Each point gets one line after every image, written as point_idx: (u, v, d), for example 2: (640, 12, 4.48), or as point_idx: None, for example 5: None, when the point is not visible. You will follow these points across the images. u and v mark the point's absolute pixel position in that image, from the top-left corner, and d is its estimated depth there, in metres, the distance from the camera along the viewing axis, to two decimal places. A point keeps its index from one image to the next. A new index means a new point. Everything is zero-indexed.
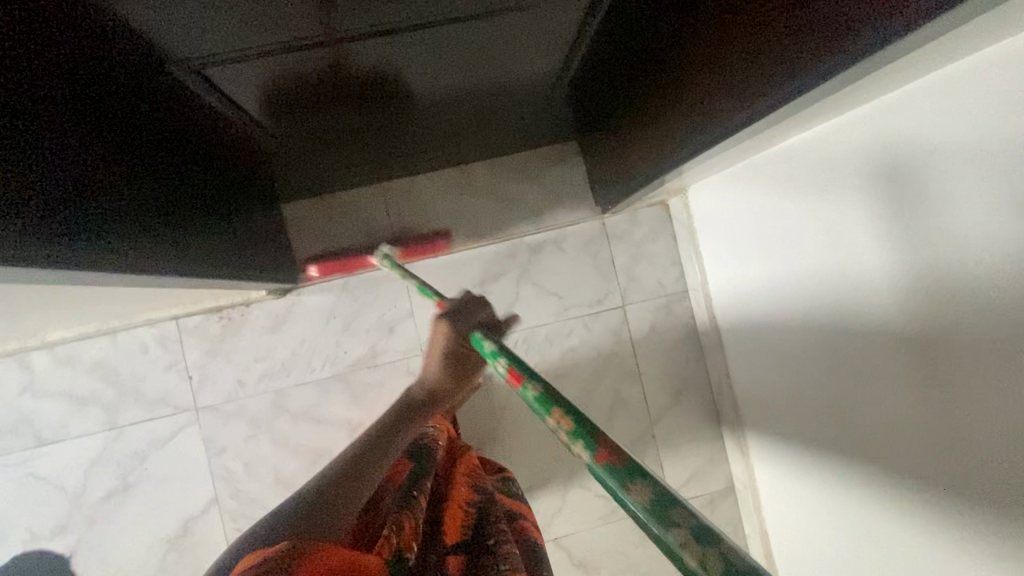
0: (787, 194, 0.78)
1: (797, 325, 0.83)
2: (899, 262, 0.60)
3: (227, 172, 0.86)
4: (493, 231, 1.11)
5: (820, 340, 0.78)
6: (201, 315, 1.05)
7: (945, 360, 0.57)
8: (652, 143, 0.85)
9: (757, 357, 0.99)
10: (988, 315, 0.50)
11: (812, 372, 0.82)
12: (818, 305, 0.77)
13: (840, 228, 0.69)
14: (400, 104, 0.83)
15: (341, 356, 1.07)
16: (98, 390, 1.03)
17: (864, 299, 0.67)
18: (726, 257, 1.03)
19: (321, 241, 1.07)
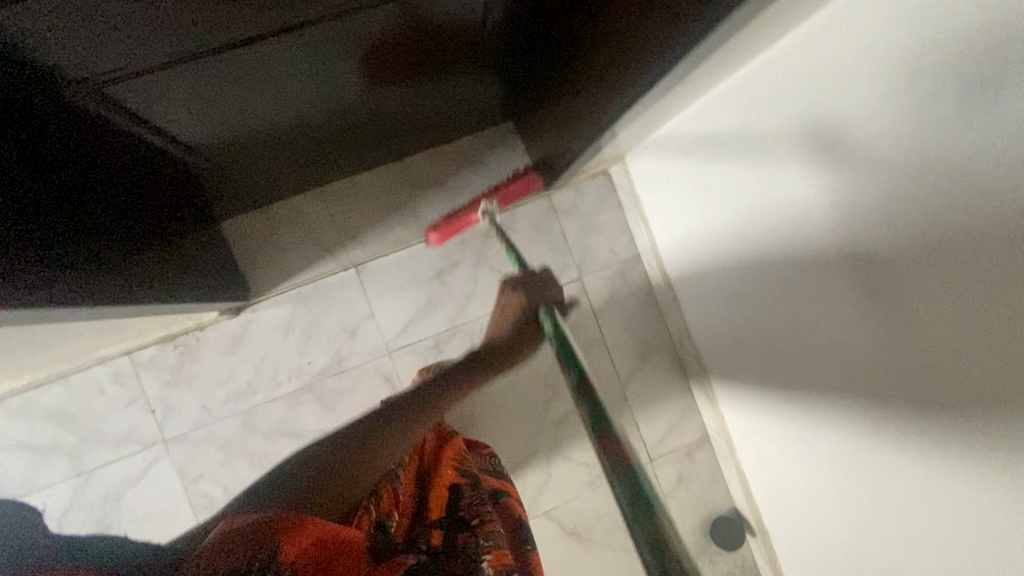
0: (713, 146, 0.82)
1: (744, 269, 0.87)
2: (818, 191, 0.64)
3: (156, 197, 0.84)
4: (443, 220, 1.11)
5: (767, 279, 0.81)
6: (156, 345, 1.02)
7: (871, 277, 0.60)
8: (580, 111, 0.87)
9: (713, 306, 1.02)
10: (903, 226, 0.54)
11: (761, 313, 0.86)
12: (761, 247, 0.80)
13: (766, 167, 0.72)
14: (325, 104, 0.82)
15: (308, 366, 1.06)
16: (58, 438, 1.00)
17: (798, 233, 0.70)
18: (670, 217, 1.07)
19: (268, 253, 1.05)
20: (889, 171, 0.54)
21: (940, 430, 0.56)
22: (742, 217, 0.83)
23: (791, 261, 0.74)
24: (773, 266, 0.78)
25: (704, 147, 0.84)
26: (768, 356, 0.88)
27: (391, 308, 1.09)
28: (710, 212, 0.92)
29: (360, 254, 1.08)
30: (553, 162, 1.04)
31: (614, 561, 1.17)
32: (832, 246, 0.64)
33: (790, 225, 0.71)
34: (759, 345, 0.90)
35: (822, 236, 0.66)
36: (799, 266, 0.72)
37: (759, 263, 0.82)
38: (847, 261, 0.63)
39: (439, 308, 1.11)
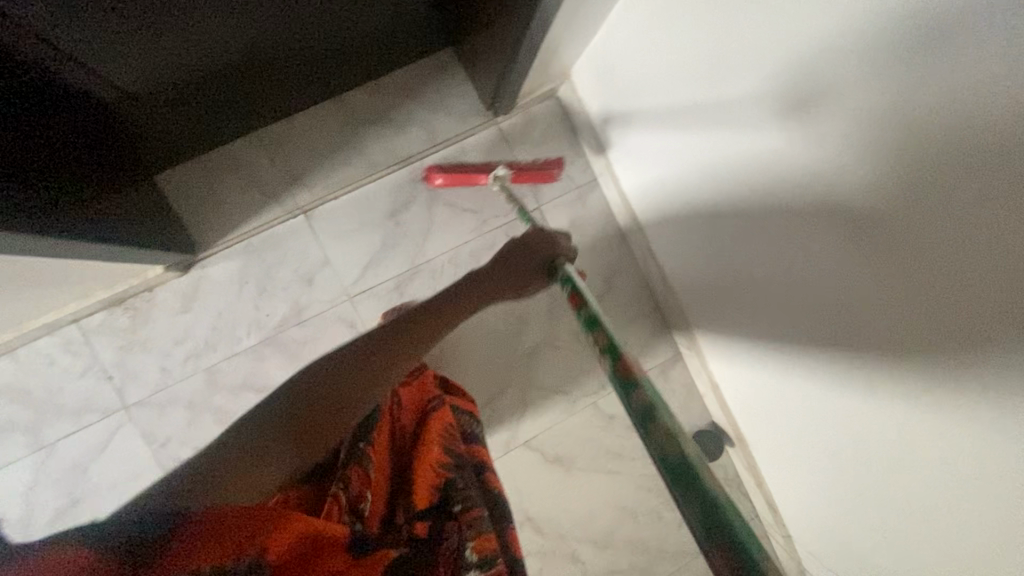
0: (652, 30, 0.81)
1: (695, 170, 0.85)
2: (752, 46, 0.63)
3: (86, 147, 0.80)
4: (391, 157, 1.08)
5: (717, 176, 0.80)
6: (104, 310, 0.99)
7: (809, 136, 0.60)
8: (511, 11, 0.83)
9: (666, 214, 1.02)
10: (845, 47, 0.52)
11: (710, 206, 0.85)
12: (708, 141, 0.79)
13: (703, 37, 0.71)
14: (251, 34, 0.79)
15: (267, 318, 1.04)
16: (13, 415, 0.96)
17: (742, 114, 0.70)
18: (617, 132, 1.05)
19: (210, 205, 1.01)
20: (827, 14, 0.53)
21: (894, 284, 0.56)
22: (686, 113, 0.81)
23: (739, 145, 0.73)
24: (722, 159, 0.77)
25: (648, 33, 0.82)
26: (723, 260, 0.88)
27: (346, 250, 1.07)
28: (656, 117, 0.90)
29: (306, 198, 1.04)
30: (495, 81, 1.00)
31: (597, 485, 1.19)
32: (776, 116, 0.64)
33: (734, 104, 0.70)
34: (714, 246, 0.89)
35: (762, 108, 0.65)
36: (748, 151, 0.71)
37: (708, 161, 0.81)
38: (788, 126, 0.63)
39: (396, 249, 1.09)
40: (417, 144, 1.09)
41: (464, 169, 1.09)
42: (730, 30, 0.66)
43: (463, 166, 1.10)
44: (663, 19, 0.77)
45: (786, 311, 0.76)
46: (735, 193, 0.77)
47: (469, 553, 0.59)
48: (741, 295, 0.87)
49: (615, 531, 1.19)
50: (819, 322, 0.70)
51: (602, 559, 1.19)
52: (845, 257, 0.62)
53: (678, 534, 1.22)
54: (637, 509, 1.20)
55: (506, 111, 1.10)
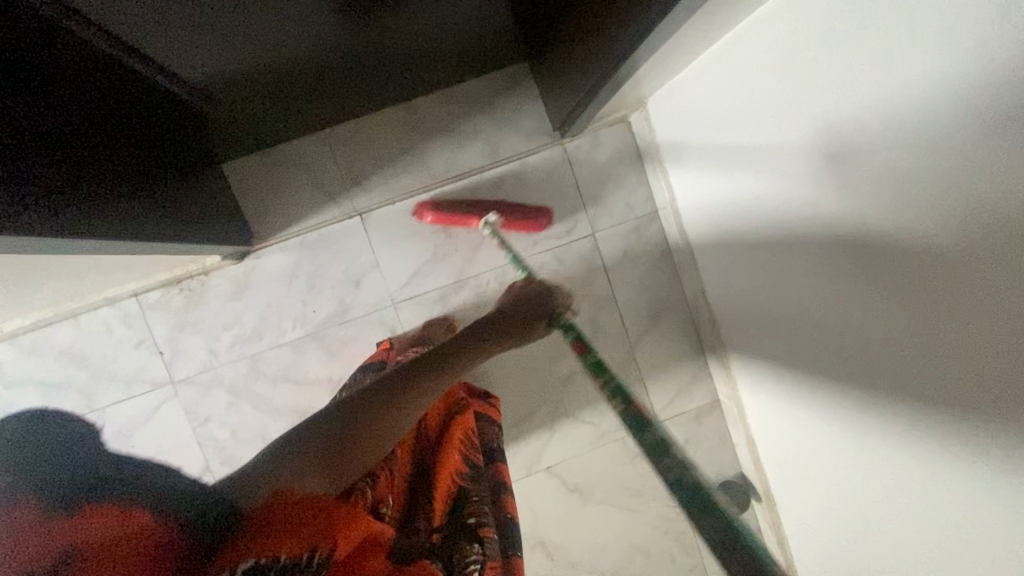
0: (733, 92, 0.76)
1: (762, 230, 0.82)
2: (831, 141, 0.59)
3: (167, 142, 0.84)
4: (451, 169, 1.06)
5: (779, 239, 0.78)
6: (162, 288, 1.02)
7: (887, 245, 0.56)
8: (599, 45, 0.79)
9: (724, 263, 0.98)
10: (940, 172, 0.47)
11: (772, 269, 0.82)
12: (780, 209, 0.75)
13: (783, 114, 0.66)
14: (322, 51, 0.79)
15: (312, 315, 1.06)
16: (70, 376, 1.01)
17: (812, 198, 0.66)
18: (687, 173, 1.00)
19: (270, 198, 1.02)
20: (909, 134, 0.49)
21: (951, 391, 0.53)
22: (762, 178, 0.77)
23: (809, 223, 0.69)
24: (791, 229, 0.73)
25: (727, 95, 0.77)
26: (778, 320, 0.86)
27: (397, 257, 1.07)
28: (728, 170, 0.85)
29: (364, 201, 1.04)
30: (570, 105, 0.97)
31: (614, 519, 1.17)
32: (849, 213, 0.60)
33: (807, 186, 0.66)
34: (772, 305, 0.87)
35: (837, 200, 0.61)
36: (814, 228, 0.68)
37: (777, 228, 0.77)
38: (859, 225, 0.59)
39: (444, 260, 1.09)
40: (479, 158, 1.06)
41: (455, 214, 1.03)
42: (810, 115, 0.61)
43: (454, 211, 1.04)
44: (746, 86, 0.72)
45: (818, 366, 0.77)
46: (795, 262, 0.75)
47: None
48: (784, 347, 0.87)
49: (624, 567, 1.19)
50: (844, 381, 0.71)
51: None
52: (868, 329, 0.63)
53: None
54: (651, 549, 1.19)
55: (573, 133, 1.06)
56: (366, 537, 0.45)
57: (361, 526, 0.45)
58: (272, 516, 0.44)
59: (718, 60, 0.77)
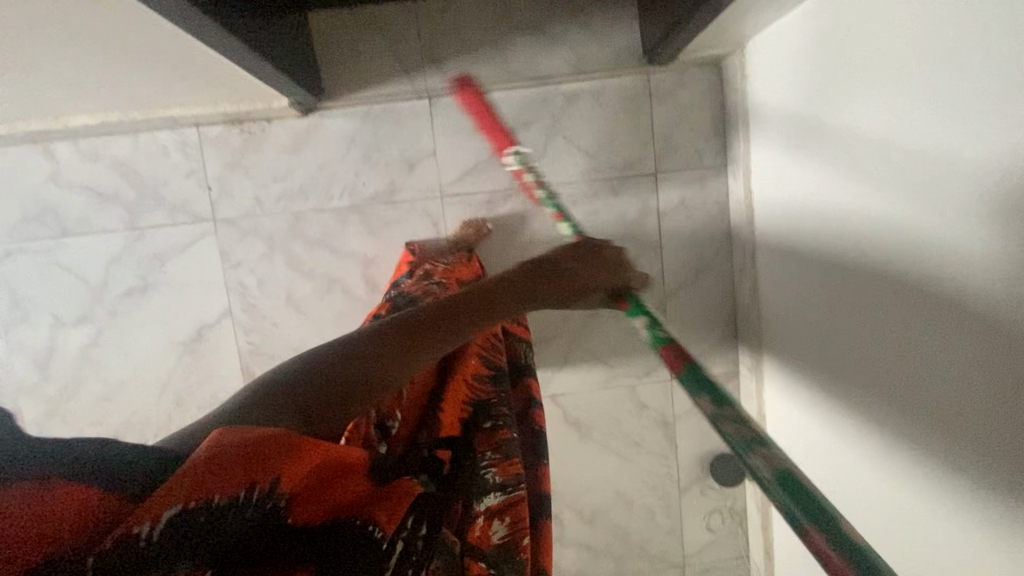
0: (830, 31, 0.70)
1: (822, 203, 0.76)
2: (937, 72, 0.53)
3: None
4: (531, 70, 1.03)
5: (838, 216, 0.72)
6: (224, 124, 1.02)
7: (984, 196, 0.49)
8: None
9: (774, 228, 0.94)
10: None
11: (823, 260, 0.78)
12: (848, 176, 0.69)
13: (877, 53, 0.61)
14: None
15: (361, 187, 1.05)
16: (120, 189, 1.03)
17: (901, 207, 0.60)
18: (766, 120, 0.93)
19: (346, 58, 1.01)
20: (1021, 64, 0.44)
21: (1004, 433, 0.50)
22: (835, 139, 0.72)
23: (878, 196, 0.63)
24: (855, 206, 0.68)
25: (825, 36, 0.71)
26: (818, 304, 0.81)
27: (456, 149, 1.06)
28: (803, 128, 0.81)
29: (438, 83, 1.03)
30: (668, 27, 0.93)
31: (605, 463, 1.17)
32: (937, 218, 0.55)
33: (881, 143, 0.62)
34: (824, 298, 0.79)
35: (912, 156, 0.57)
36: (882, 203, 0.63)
37: (853, 221, 0.69)
38: (941, 210, 0.54)
39: (501, 164, 1.07)
40: (562, 67, 1.04)
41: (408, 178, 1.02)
42: (907, 55, 0.56)
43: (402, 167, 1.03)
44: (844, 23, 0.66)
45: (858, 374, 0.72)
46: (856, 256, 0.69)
47: (493, 474, 0.60)
48: (818, 346, 0.83)
49: (604, 511, 1.19)
50: (880, 397, 0.68)
51: (582, 530, 1.19)
52: (931, 339, 0.58)
53: (662, 539, 1.21)
54: (633, 501, 1.19)
55: (662, 63, 1.02)
56: (328, 461, 0.37)
57: (321, 451, 0.37)
58: (208, 464, 0.31)
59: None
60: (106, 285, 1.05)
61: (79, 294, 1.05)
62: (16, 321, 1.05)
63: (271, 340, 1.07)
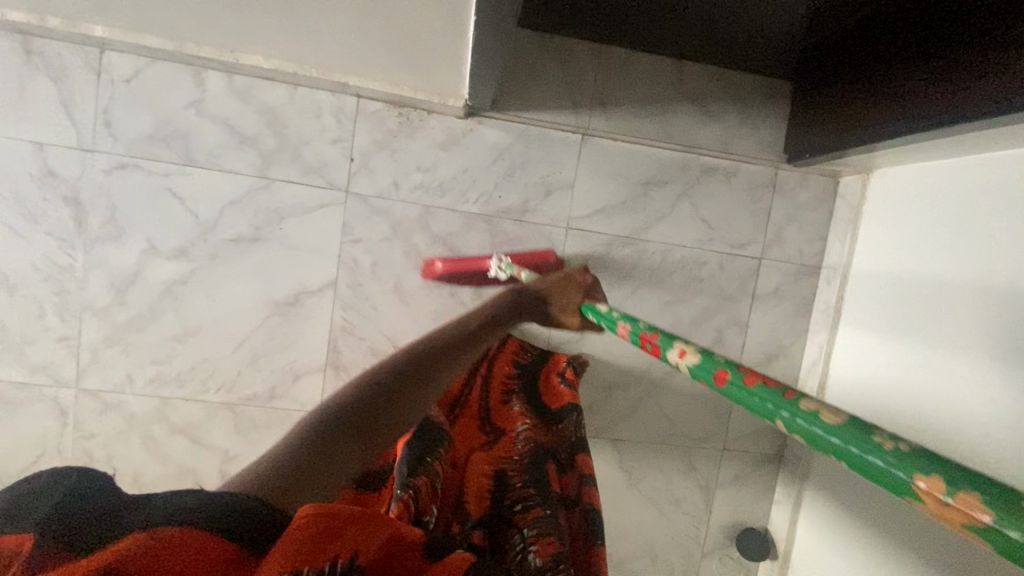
0: (988, 205, 0.84)
1: (971, 325, 0.83)
2: None
3: None
4: (683, 138, 1.10)
5: (994, 345, 0.79)
6: (385, 104, 1.02)
7: None
8: (886, 112, 0.85)
9: (888, 324, 1.01)
10: None
11: (899, 392, 0.95)
12: (1015, 319, 0.77)
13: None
14: None
15: (495, 198, 1.07)
16: (260, 135, 1.00)
17: (995, 412, 0.77)
18: (881, 246, 1.06)
19: (520, 75, 1.04)
20: None
21: None
22: (995, 282, 0.80)
23: None
24: (987, 356, 0.80)
25: (980, 208, 0.85)
26: (919, 419, 0.89)
27: (594, 189, 1.10)
28: (956, 253, 0.88)
29: (598, 123, 1.07)
30: (816, 141, 1.03)
31: (642, 514, 1.21)
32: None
33: None
34: None
35: None
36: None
37: (938, 404, 0.86)
38: None
39: (629, 213, 1.12)
40: (709, 142, 1.11)
41: (463, 265, 1.02)
42: None
43: (461, 266, 1.02)
44: (1008, 204, 0.80)
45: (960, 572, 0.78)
46: (981, 446, 0.78)
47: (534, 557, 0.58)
48: None
49: (629, 559, 1.22)
50: (913, 530, 0.87)
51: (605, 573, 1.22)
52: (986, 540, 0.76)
53: None
54: (658, 556, 1.23)
55: (797, 165, 1.12)
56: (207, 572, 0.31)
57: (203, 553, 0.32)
58: None
59: (988, 173, 0.84)
60: (212, 224, 1.01)
61: (181, 227, 1.00)
62: (107, 237, 0.99)
63: (368, 322, 1.06)
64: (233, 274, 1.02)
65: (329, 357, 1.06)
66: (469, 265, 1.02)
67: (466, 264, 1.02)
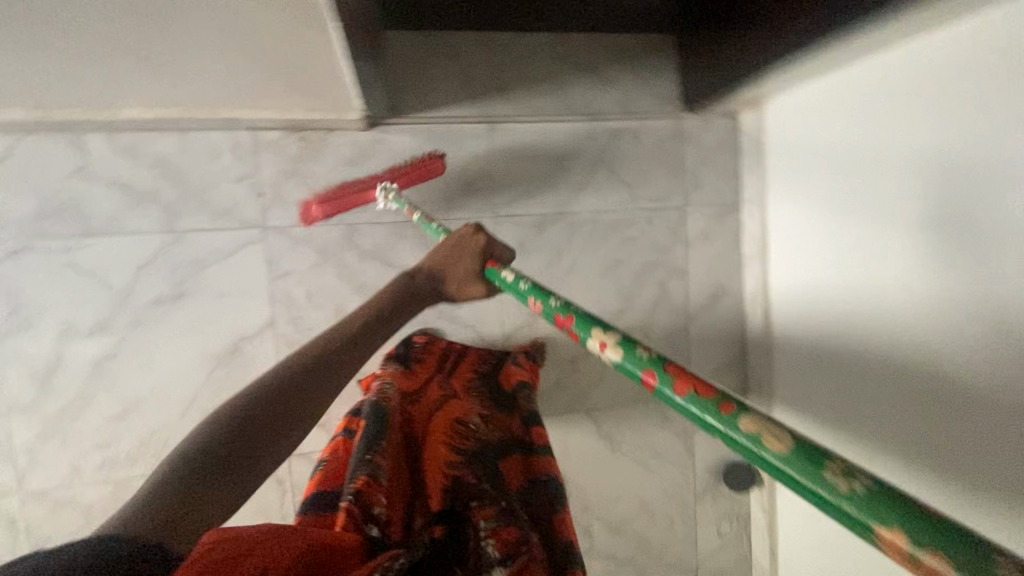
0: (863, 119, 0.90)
1: (873, 231, 0.90)
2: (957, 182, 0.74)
3: None
4: (585, 106, 1.13)
5: (895, 242, 0.86)
6: (283, 131, 1.00)
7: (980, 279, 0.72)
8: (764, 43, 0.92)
9: (810, 241, 1.07)
10: None
11: (831, 305, 1.01)
12: (907, 212, 0.83)
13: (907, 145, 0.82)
14: None
15: (417, 202, 1.07)
16: (160, 189, 0.96)
17: (912, 307, 0.83)
18: (788, 170, 1.12)
19: (415, 74, 1.05)
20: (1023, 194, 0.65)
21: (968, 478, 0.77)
22: (884, 183, 0.87)
23: (933, 269, 0.79)
24: (893, 255, 0.86)
25: (857, 121, 0.91)
26: (854, 323, 0.96)
27: (512, 173, 1.11)
28: (849, 168, 0.94)
29: (501, 108, 1.09)
30: (706, 84, 1.08)
31: (630, 474, 1.24)
32: (946, 347, 0.79)
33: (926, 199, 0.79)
34: (831, 352, 1.02)
35: (950, 231, 0.76)
36: (961, 230, 0.74)
37: (867, 309, 0.92)
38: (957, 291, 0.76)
39: (551, 189, 1.14)
40: (611, 106, 1.14)
41: (349, 199, 0.98)
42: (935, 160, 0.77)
43: (346, 202, 0.98)
44: (880, 114, 0.87)
45: (979, 471, 0.75)
46: (908, 336, 0.85)
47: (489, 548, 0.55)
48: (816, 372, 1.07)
49: (628, 521, 1.25)
50: (872, 428, 0.94)
51: (610, 541, 1.24)
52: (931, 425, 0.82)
53: (680, 545, 1.28)
54: (656, 511, 1.26)
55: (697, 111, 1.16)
56: None
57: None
58: None
59: (856, 90, 0.91)
60: (129, 290, 0.96)
61: (95, 300, 0.95)
62: (16, 329, 0.93)
63: None
64: (164, 336, 0.98)
65: None
66: (353, 200, 0.98)
67: (343, 201, 0.98)
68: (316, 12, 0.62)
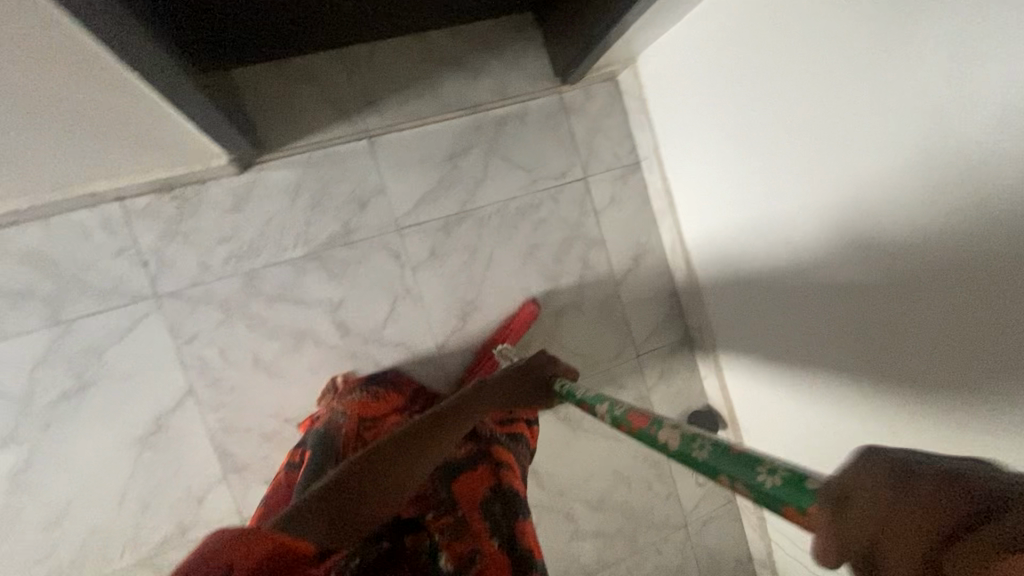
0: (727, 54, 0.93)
1: (761, 158, 0.93)
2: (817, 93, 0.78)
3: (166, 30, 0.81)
4: (462, 101, 1.12)
5: (781, 165, 0.89)
6: (152, 194, 0.96)
7: (861, 178, 0.76)
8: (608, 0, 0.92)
9: (708, 182, 1.09)
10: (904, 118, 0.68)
11: (743, 239, 1.04)
12: (782, 133, 0.86)
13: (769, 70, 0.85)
14: None
15: (313, 234, 1.04)
16: (33, 283, 0.91)
17: (809, 221, 0.87)
18: (672, 119, 1.14)
19: (276, 109, 1.02)
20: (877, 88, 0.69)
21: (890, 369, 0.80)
22: (756, 109, 0.90)
23: (820, 179, 0.82)
24: (782, 176, 0.89)
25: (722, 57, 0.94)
26: (765, 252, 0.98)
27: (405, 182, 1.10)
28: (726, 104, 0.97)
29: (375, 121, 1.07)
30: (571, 54, 1.09)
31: (598, 449, 1.24)
32: (845, 251, 0.82)
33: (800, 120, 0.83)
34: (752, 284, 1.05)
35: (824, 142, 0.80)
36: (829, 137, 0.78)
37: (773, 233, 0.96)
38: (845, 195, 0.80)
39: (449, 190, 1.13)
40: (487, 95, 1.14)
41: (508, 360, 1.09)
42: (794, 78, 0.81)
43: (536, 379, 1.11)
44: (736, 45, 0.90)
45: (899, 365, 0.78)
46: (810, 249, 0.87)
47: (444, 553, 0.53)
48: (743, 309, 1.10)
49: (608, 495, 1.25)
50: (800, 347, 0.96)
51: (594, 519, 1.24)
52: (848, 330, 0.85)
53: (664, 505, 1.29)
54: (631, 478, 1.26)
55: (573, 82, 1.17)
56: None
57: None
58: None
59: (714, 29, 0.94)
60: (25, 395, 0.91)
61: None
62: None
63: (245, 411, 1.00)
64: (76, 433, 0.93)
65: (223, 463, 0.99)
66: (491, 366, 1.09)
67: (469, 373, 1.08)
68: (111, 64, 0.59)
